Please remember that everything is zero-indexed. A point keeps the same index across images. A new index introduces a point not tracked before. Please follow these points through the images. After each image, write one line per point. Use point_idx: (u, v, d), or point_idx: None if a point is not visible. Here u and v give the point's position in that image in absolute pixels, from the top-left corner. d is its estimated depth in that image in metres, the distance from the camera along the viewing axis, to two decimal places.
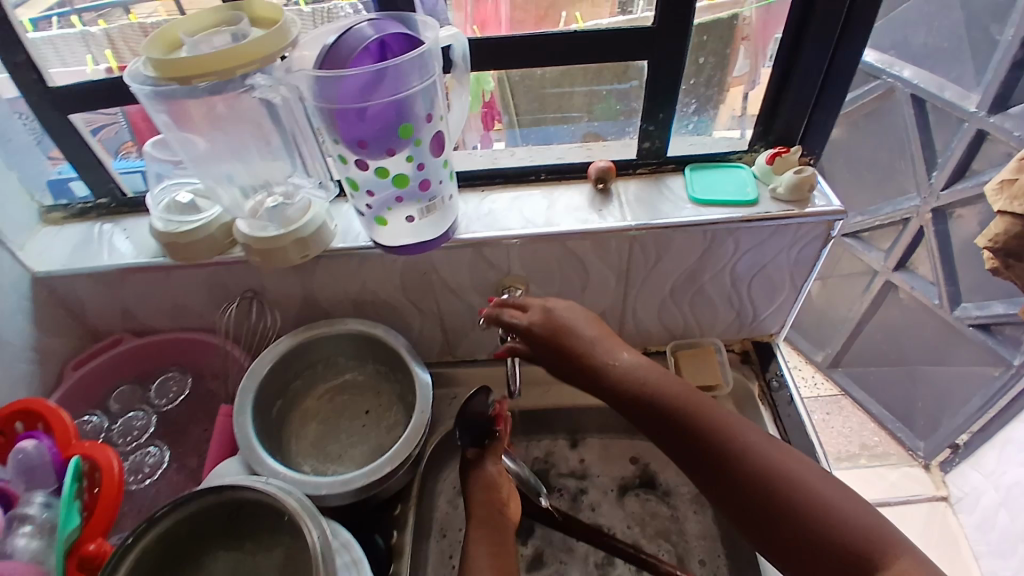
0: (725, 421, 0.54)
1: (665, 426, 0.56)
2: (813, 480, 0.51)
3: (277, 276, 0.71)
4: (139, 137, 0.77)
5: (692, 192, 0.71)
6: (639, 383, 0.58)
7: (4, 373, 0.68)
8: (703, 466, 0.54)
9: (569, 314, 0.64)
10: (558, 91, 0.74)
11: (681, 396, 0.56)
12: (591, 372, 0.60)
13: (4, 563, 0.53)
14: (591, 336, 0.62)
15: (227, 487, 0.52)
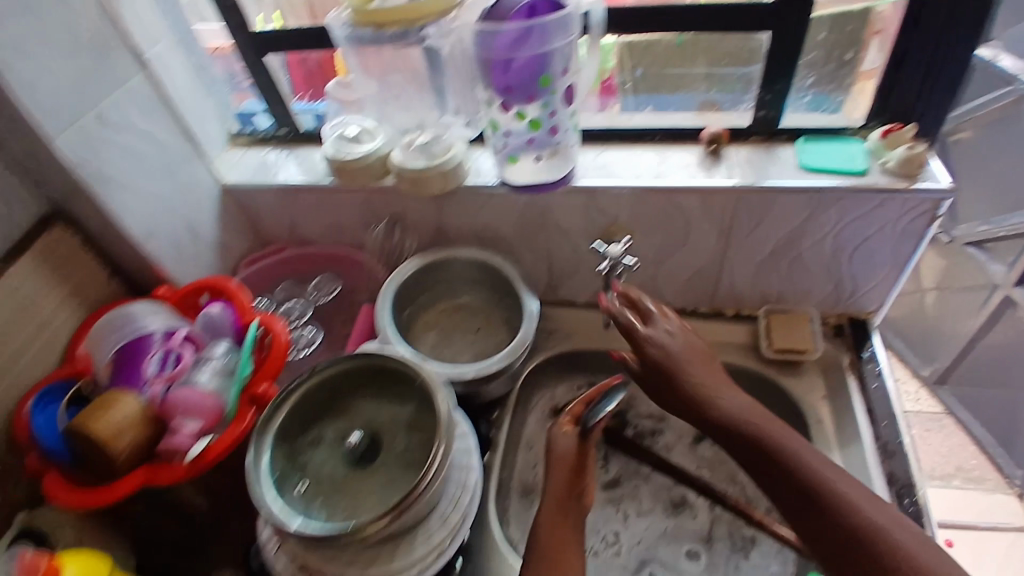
0: (796, 445, 0.56)
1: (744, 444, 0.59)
2: (856, 498, 0.51)
3: (416, 202, 0.83)
4: (297, 86, 0.94)
5: (802, 159, 0.76)
6: (723, 409, 0.62)
7: (196, 257, 0.86)
8: (779, 484, 0.55)
9: (681, 337, 0.68)
10: (677, 70, 0.82)
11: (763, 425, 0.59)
12: (686, 393, 0.64)
13: (191, 392, 0.66)
14: (697, 363, 0.66)
15: (374, 353, 0.67)
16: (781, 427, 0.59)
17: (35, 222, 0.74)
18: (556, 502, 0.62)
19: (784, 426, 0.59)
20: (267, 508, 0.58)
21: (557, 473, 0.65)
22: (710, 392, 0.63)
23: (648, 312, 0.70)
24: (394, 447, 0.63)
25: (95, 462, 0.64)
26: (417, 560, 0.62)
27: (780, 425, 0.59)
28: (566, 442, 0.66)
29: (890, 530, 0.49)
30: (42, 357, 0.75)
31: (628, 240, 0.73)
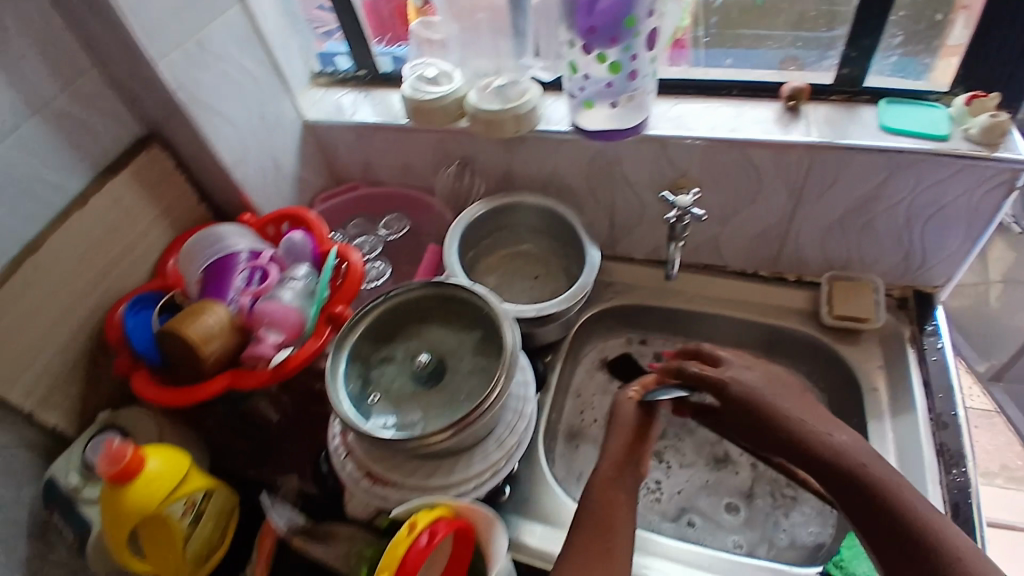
0: (872, 461, 0.59)
1: (823, 469, 0.60)
2: (908, 497, 0.55)
3: (488, 145, 0.85)
4: (376, 27, 0.96)
5: (883, 120, 0.75)
6: (782, 415, 0.65)
7: (277, 188, 0.91)
8: (860, 504, 0.57)
9: (763, 376, 0.70)
10: (754, 33, 0.84)
11: (851, 447, 0.60)
12: (773, 431, 0.65)
13: (275, 305, 0.71)
14: (786, 398, 0.67)
15: (442, 282, 0.70)
16: (858, 444, 0.61)
17: (133, 142, 0.79)
18: (613, 462, 0.67)
19: (865, 447, 0.61)
20: (346, 417, 0.62)
21: (620, 432, 0.70)
22: (796, 425, 0.63)
23: (720, 355, 0.73)
24: (460, 368, 0.68)
25: (185, 363, 0.69)
26: (474, 476, 0.67)
27: (866, 448, 0.60)
28: (630, 407, 0.71)
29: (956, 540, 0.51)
30: (133, 269, 0.80)
31: (698, 192, 0.74)
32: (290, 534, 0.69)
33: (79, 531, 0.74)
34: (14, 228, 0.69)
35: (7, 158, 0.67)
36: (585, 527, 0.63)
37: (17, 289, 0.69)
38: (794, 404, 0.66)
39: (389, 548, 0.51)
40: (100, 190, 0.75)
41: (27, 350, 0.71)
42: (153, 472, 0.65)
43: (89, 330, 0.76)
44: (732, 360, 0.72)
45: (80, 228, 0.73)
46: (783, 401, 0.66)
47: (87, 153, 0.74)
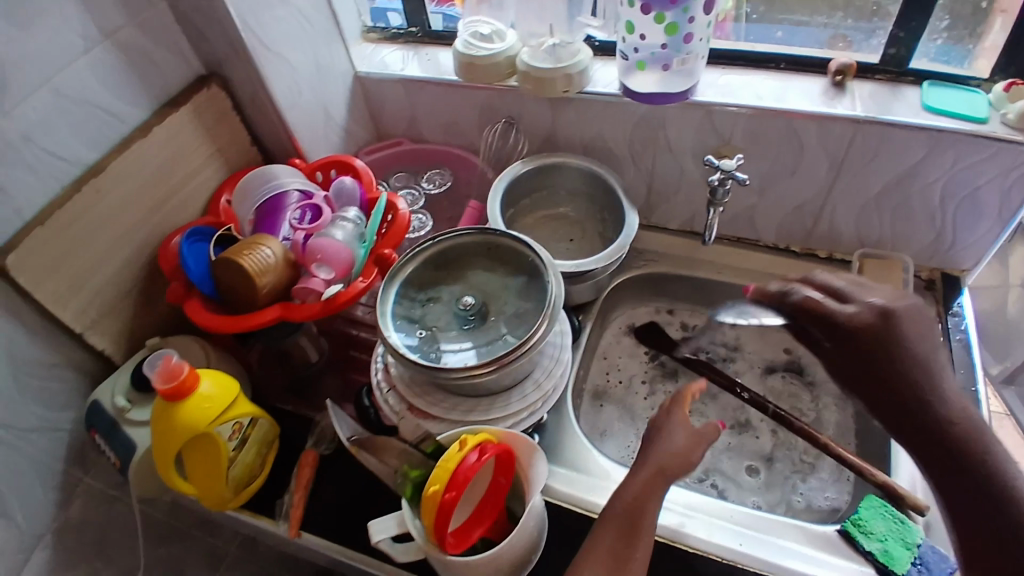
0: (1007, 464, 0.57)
1: (948, 454, 0.59)
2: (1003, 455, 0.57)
3: (534, 104, 0.88)
4: None
5: (926, 100, 0.77)
6: (907, 358, 0.64)
7: (325, 137, 0.94)
8: (973, 496, 0.57)
9: (902, 329, 0.65)
10: (793, 18, 0.86)
11: (979, 432, 0.59)
12: (892, 394, 0.63)
13: (328, 241, 0.73)
14: (924, 362, 0.64)
15: (487, 229, 0.74)
16: (980, 428, 0.59)
17: (193, 80, 0.81)
18: (650, 473, 0.64)
19: (989, 434, 0.59)
20: (393, 344, 0.66)
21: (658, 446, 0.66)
22: (919, 387, 0.63)
23: (852, 296, 0.69)
24: (504, 311, 0.70)
25: (239, 293, 0.72)
26: (510, 414, 0.69)
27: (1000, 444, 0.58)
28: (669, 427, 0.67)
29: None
30: (186, 204, 0.82)
31: (741, 157, 0.76)
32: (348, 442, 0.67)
33: (121, 454, 0.72)
34: (78, 151, 0.71)
35: (77, 81, 0.69)
36: (614, 531, 0.61)
37: (78, 212, 0.70)
38: (924, 370, 0.63)
39: (441, 464, 0.52)
40: (161, 122, 0.77)
41: (83, 274, 0.72)
42: (204, 394, 0.66)
43: (141, 259, 0.78)
44: (870, 307, 0.67)
45: (139, 158, 0.75)
46: (914, 355, 0.64)
47: (150, 85, 0.76)
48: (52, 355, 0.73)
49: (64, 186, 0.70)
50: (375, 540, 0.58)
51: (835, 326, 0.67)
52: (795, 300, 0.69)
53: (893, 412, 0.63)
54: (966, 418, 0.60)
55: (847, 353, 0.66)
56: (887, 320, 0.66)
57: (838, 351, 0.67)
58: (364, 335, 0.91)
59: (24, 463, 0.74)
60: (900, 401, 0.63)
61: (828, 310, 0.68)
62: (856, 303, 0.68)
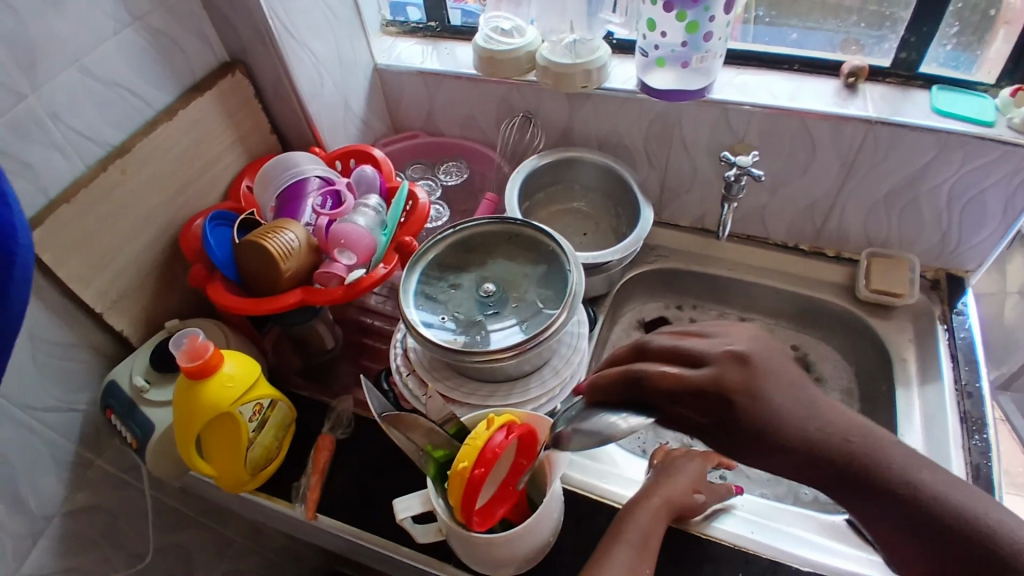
0: (912, 465, 0.52)
1: (863, 483, 0.52)
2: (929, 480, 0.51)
3: (552, 98, 0.89)
4: None
5: (935, 103, 0.79)
6: (778, 400, 0.55)
7: (345, 127, 0.95)
8: (900, 525, 0.51)
9: (760, 373, 0.56)
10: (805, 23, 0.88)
11: (871, 443, 0.53)
12: (790, 441, 0.54)
13: (350, 227, 0.74)
14: (791, 393, 0.56)
15: (510, 218, 0.75)
16: (861, 431, 0.54)
17: (217, 67, 0.82)
18: (667, 498, 0.66)
19: (861, 429, 0.55)
20: (409, 319, 0.69)
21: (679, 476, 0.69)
22: (812, 422, 0.55)
23: (703, 353, 0.58)
24: (524, 299, 0.72)
25: (261, 277, 0.73)
26: (529, 400, 0.71)
27: (898, 447, 0.53)
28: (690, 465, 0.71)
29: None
30: (206, 190, 0.83)
31: (757, 154, 0.78)
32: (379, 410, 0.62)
33: (139, 434, 0.72)
34: (104, 131, 0.71)
35: (105, 61, 0.69)
36: (626, 549, 0.61)
37: (102, 192, 0.71)
38: (785, 393, 0.56)
39: (468, 443, 0.54)
40: (186, 106, 0.77)
41: (105, 254, 0.72)
42: (226, 374, 0.66)
43: (162, 242, 0.79)
44: (723, 355, 0.57)
45: (163, 142, 0.76)
46: (793, 390, 0.56)
47: (175, 70, 0.77)
48: (72, 334, 0.74)
49: (90, 165, 0.71)
50: (400, 518, 0.60)
51: (706, 397, 0.55)
52: (649, 377, 0.57)
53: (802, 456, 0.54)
54: (857, 436, 0.54)
55: (726, 416, 0.55)
56: (746, 366, 0.56)
57: (715, 418, 0.56)
58: (378, 324, 0.92)
59: (38, 444, 0.73)
60: (801, 440, 0.54)
61: (691, 380, 0.56)
62: (709, 359, 0.57)
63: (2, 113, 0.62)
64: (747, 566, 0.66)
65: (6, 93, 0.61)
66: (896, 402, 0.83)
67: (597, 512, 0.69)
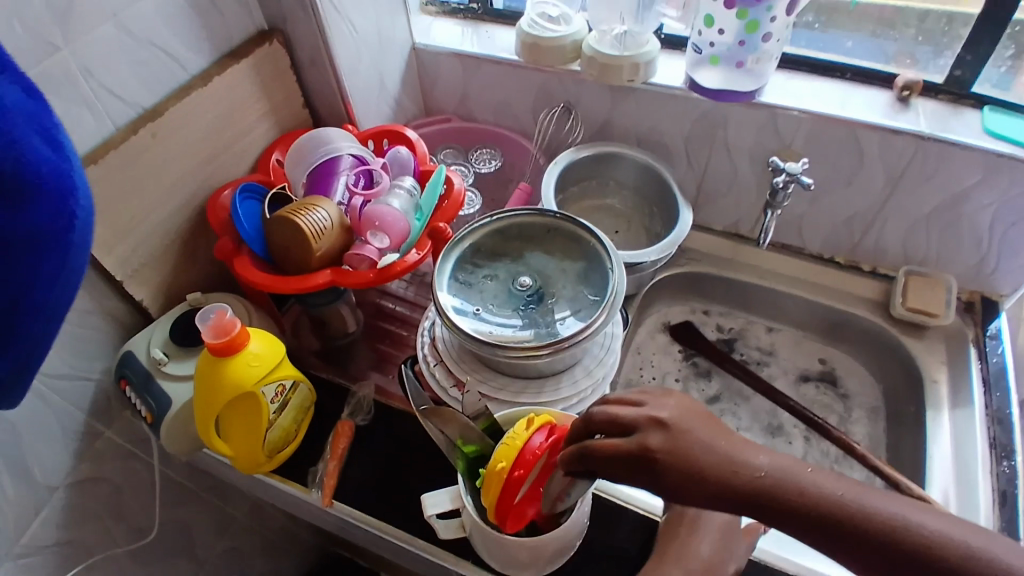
0: (832, 486, 0.48)
1: (821, 527, 0.47)
2: (873, 504, 0.47)
3: (594, 91, 0.87)
4: None
5: (985, 123, 0.77)
6: (702, 455, 0.50)
7: (378, 107, 0.92)
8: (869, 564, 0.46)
9: (680, 431, 0.51)
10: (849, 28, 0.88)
11: (788, 475, 0.49)
12: (712, 489, 0.50)
13: (383, 210, 0.72)
14: (706, 447, 0.51)
15: (549, 211, 0.73)
16: (787, 466, 0.50)
17: (255, 34, 0.79)
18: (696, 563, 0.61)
19: (788, 461, 0.50)
20: (439, 301, 0.67)
21: None
22: (733, 467, 0.50)
23: (624, 419, 0.53)
24: (561, 296, 0.69)
25: (291, 254, 0.70)
26: (561, 399, 0.69)
27: (812, 472, 0.50)
28: None
29: (996, 552, 0.44)
30: (235, 160, 0.80)
31: (807, 164, 0.77)
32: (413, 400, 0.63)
33: (154, 407, 0.70)
34: (137, 93, 0.69)
35: (144, 20, 0.67)
36: None
37: (132, 155, 0.68)
38: (710, 446, 0.51)
39: (507, 443, 0.54)
40: (221, 73, 0.75)
41: (130, 219, 0.70)
42: (252, 353, 0.64)
43: (187, 211, 0.76)
44: (645, 420, 0.52)
45: (196, 107, 0.73)
46: (713, 443, 0.51)
47: (212, 34, 0.74)
48: (90, 299, 0.71)
49: (121, 127, 0.68)
50: (428, 514, 0.59)
51: (637, 464, 0.51)
52: (594, 449, 0.52)
53: (734, 502, 0.50)
54: (769, 467, 0.50)
55: (661, 482, 0.50)
56: (668, 431, 0.51)
57: (650, 482, 0.51)
58: (400, 310, 0.90)
59: (48, 410, 0.71)
60: (725, 488, 0.50)
61: (616, 446, 0.52)
62: (634, 425, 0.52)
63: (36, 66, 0.59)
64: None
65: (39, 44, 0.59)
66: (924, 423, 0.81)
67: (620, 517, 0.67)
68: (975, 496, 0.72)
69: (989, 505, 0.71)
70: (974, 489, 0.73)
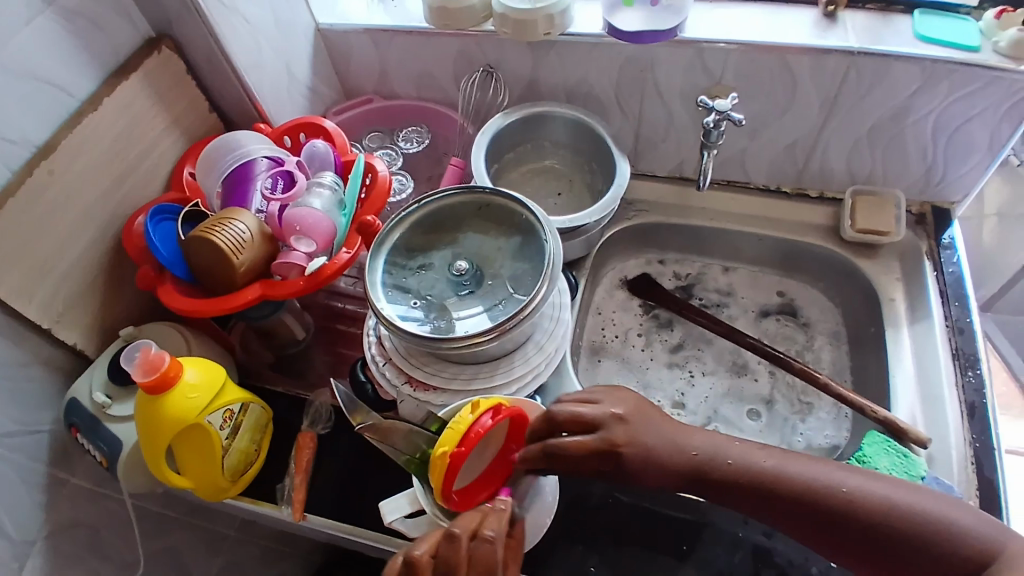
0: (758, 457, 0.57)
1: (748, 492, 0.56)
2: (786, 465, 0.56)
3: (515, 50, 0.82)
4: None
5: (917, 29, 0.75)
6: (646, 443, 0.58)
7: (291, 98, 0.87)
8: (793, 518, 0.55)
9: (632, 424, 0.59)
10: None
11: (715, 451, 0.58)
12: (659, 468, 0.58)
13: (304, 212, 0.69)
14: (652, 434, 0.58)
15: (476, 187, 0.70)
16: (711, 437, 0.59)
17: (142, 43, 0.73)
18: None
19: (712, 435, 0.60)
20: (377, 308, 0.64)
21: None
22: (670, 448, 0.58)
23: (591, 419, 0.58)
24: (500, 275, 0.68)
25: (215, 274, 0.67)
26: (514, 379, 0.68)
27: (740, 446, 0.58)
28: None
29: (889, 497, 0.54)
30: (147, 181, 0.75)
31: (736, 97, 0.74)
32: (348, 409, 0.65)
33: (107, 451, 0.68)
34: (25, 129, 0.64)
35: (17, 50, 0.61)
36: None
37: (32, 198, 0.64)
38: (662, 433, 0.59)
39: (452, 428, 0.55)
40: (111, 92, 0.69)
41: (44, 265, 0.66)
42: (190, 383, 0.63)
43: (105, 244, 0.72)
44: (607, 417, 0.58)
45: (91, 133, 0.68)
46: (654, 427, 0.59)
47: (96, 51, 0.69)
48: (20, 353, 0.68)
49: (15, 169, 0.63)
50: (389, 521, 0.61)
51: (593, 462, 0.57)
52: (559, 448, 0.56)
53: (677, 479, 0.58)
54: (703, 446, 0.58)
55: (618, 472, 0.58)
56: (627, 424, 0.58)
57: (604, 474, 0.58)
58: (351, 308, 0.87)
59: (2, 473, 0.68)
60: (665, 467, 0.58)
61: (582, 445, 0.56)
62: (596, 422, 0.58)
63: None
64: (746, 525, 0.65)
65: None
66: (886, 342, 0.81)
67: (593, 482, 0.69)
68: (943, 409, 0.73)
69: (958, 418, 0.72)
70: (941, 403, 0.74)
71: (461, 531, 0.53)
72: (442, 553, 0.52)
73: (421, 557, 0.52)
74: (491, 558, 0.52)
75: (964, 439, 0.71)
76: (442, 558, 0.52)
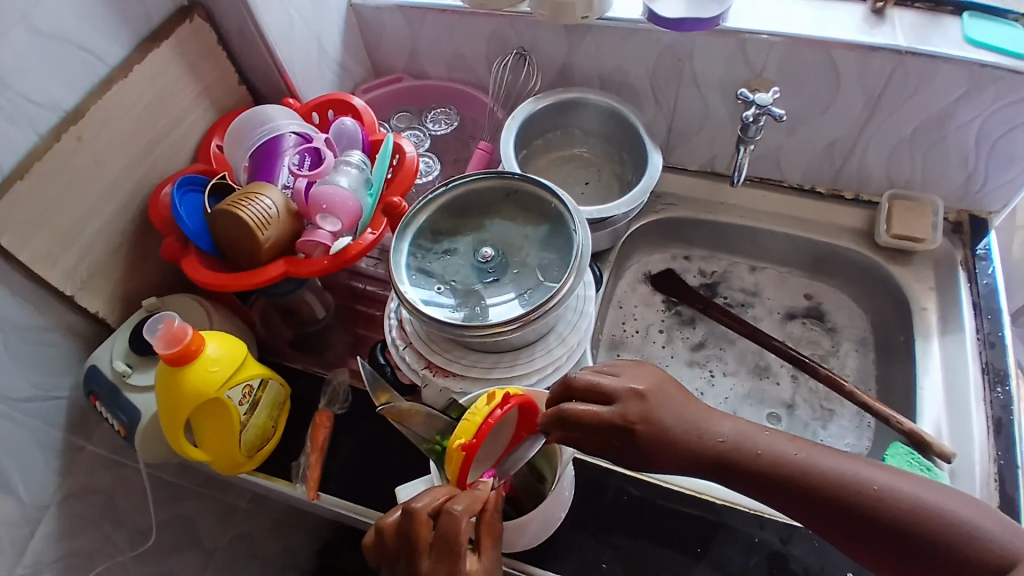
0: (788, 449, 0.55)
1: (769, 484, 0.55)
2: (812, 458, 0.55)
3: (550, 34, 0.80)
4: None
5: (966, 32, 0.71)
6: (676, 431, 0.56)
7: (320, 73, 0.86)
8: (820, 515, 0.53)
9: (655, 406, 0.56)
10: None
11: (743, 441, 0.56)
12: (682, 453, 0.56)
13: (332, 190, 0.68)
14: (675, 416, 0.56)
15: (507, 172, 0.69)
16: (740, 423, 0.58)
17: (174, 11, 0.72)
18: None
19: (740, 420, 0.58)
20: (401, 291, 0.63)
21: None
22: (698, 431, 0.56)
23: (608, 389, 0.57)
24: (526, 264, 0.66)
25: (239, 249, 0.67)
26: (535, 371, 0.67)
27: (769, 435, 0.57)
28: None
29: (924, 497, 0.52)
30: (174, 151, 0.75)
31: (776, 91, 0.72)
32: (373, 390, 0.67)
33: (125, 420, 0.68)
34: (57, 93, 0.63)
35: (51, 13, 0.61)
36: None
37: (60, 164, 0.63)
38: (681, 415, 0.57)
39: (468, 419, 0.55)
40: (142, 60, 0.68)
41: (70, 232, 0.66)
42: (211, 357, 0.63)
43: (130, 213, 0.72)
44: (624, 391, 0.56)
45: (121, 100, 0.67)
46: (684, 416, 0.57)
47: (127, 18, 0.68)
48: (44, 318, 0.68)
49: (43, 134, 0.63)
50: None
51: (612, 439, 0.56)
52: (571, 414, 0.55)
53: (699, 465, 0.56)
54: (730, 434, 0.56)
55: (629, 450, 0.56)
56: (644, 401, 0.56)
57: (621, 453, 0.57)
58: (372, 289, 0.87)
59: (23, 434, 0.69)
60: (692, 452, 0.56)
61: (595, 414, 0.55)
62: (614, 394, 0.56)
63: None
64: (763, 529, 0.64)
65: None
66: (915, 352, 0.79)
67: (610, 479, 0.68)
68: (966, 427, 0.72)
69: (983, 434, 0.70)
70: (966, 416, 0.72)
71: (422, 506, 0.53)
72: (404, 525, 0.53)
73: (388, 524, 0.55)
74: (450, 533, 0.51)
75: (987, 455, 0.69)
76: (403, 531, 0.53)
